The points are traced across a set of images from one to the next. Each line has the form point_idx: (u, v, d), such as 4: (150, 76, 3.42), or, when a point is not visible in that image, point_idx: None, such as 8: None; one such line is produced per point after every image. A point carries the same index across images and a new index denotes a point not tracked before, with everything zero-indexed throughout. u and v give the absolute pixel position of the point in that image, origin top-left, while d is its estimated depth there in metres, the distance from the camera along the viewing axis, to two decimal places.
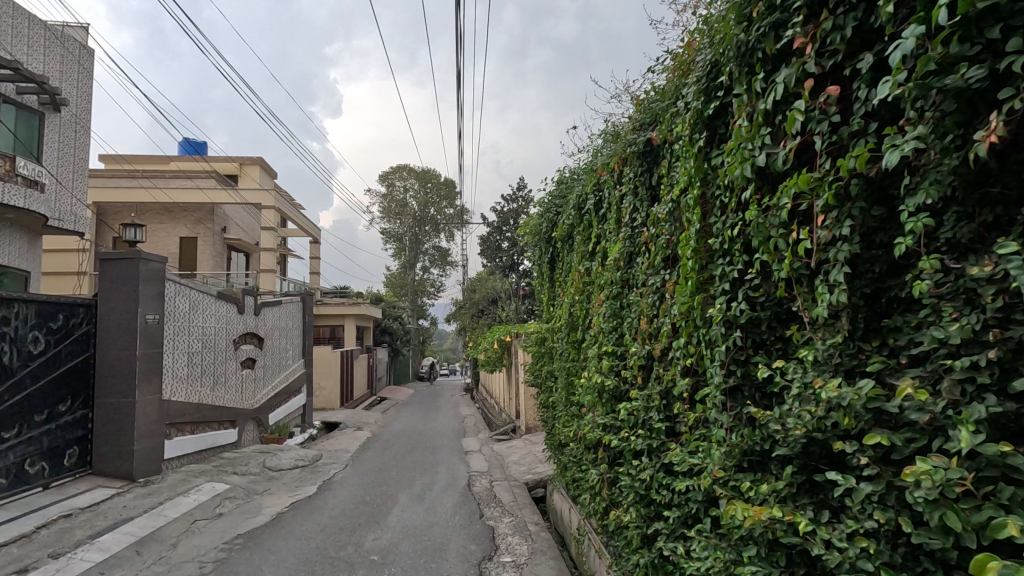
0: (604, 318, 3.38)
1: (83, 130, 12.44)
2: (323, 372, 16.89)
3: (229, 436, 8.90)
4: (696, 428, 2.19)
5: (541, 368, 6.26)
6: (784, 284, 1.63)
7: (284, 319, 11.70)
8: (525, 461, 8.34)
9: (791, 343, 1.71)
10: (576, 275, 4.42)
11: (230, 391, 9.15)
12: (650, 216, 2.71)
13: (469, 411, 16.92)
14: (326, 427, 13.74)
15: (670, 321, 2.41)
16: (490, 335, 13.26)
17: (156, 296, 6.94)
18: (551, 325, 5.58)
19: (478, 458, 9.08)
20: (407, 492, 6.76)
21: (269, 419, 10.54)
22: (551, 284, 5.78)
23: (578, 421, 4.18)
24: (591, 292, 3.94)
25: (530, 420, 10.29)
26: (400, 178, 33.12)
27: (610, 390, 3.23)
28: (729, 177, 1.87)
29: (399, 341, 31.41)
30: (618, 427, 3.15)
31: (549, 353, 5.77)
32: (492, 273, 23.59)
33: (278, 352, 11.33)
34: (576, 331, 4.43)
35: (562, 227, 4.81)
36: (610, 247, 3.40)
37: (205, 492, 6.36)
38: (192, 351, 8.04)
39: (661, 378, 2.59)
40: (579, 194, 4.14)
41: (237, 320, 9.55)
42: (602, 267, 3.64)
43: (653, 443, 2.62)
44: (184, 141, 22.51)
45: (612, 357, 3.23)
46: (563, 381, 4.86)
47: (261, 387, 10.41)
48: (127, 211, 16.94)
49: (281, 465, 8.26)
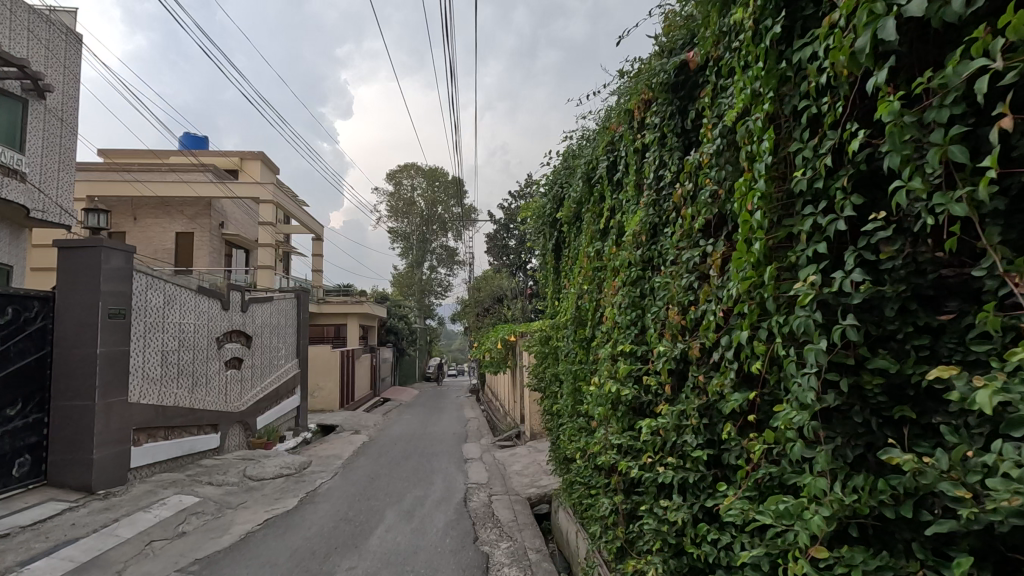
0: (619, 310, 2.68)
1: (69, 119, 11.88)
2: (321, 372, 16.28)
3: (211, 442, 8.31)
4: (762, 466, 1.48)
5: (546, 371, 5.56)
6: (958, 230, 0.95)
7: (276, 316, 11.11)
8: (528, 472, 7.62)
9: (951, 337, 1.04)
10: (584, 260, 3.73)
11: (212, 393, 8.55)
12: (687, 167, 2.01)
13: (473, 414, 16.20)
14: (322, 431, 13.11)
15: (718, 308, 1.71)
16: (494, 334, 12.54)
17: (122, 290, 6.34)
18: (555, 322, 4.88)
19: (478, 467, 8.39)
20: (395, 507, 6.10)
21: (257, 423, 9.92)
22: (557, 276, 5.07)
23: (586, 435, 3.48)
24: (602, 279, 3.25)
25: (535, 427, 9.57)
26: (408, 176, 32.58)
27: (627, 400, 2.52)
28: (834, 69, 1.17)
29: (405, 341, 30.75)
30: (638, 450, 2.44)
31: (554, 353, 5.09)
32: (499, 272, 22.78)
33: (269, 351, 10.72)
34: (585, 327, 3.73)
35: (569, 205, 4.10)
36: (628, 221, 2.70)
37: (169, 507, 5.70)
38: (167, 350, 7.44)
39: (703, 388, 1.88)
40: (589, 160, 3.43)
41: (221, 316, 8.95)
42: (617, 246, 2.94)
43: (693, 478, 1.91)
44: (186, 135, 22.09)
45: (630, 358, 2.53)
46: (568, 386, 4.16)
47: (248, 389, 9.81)
48: (124, 206, 16.82)
49: (264, 474, 7.62)
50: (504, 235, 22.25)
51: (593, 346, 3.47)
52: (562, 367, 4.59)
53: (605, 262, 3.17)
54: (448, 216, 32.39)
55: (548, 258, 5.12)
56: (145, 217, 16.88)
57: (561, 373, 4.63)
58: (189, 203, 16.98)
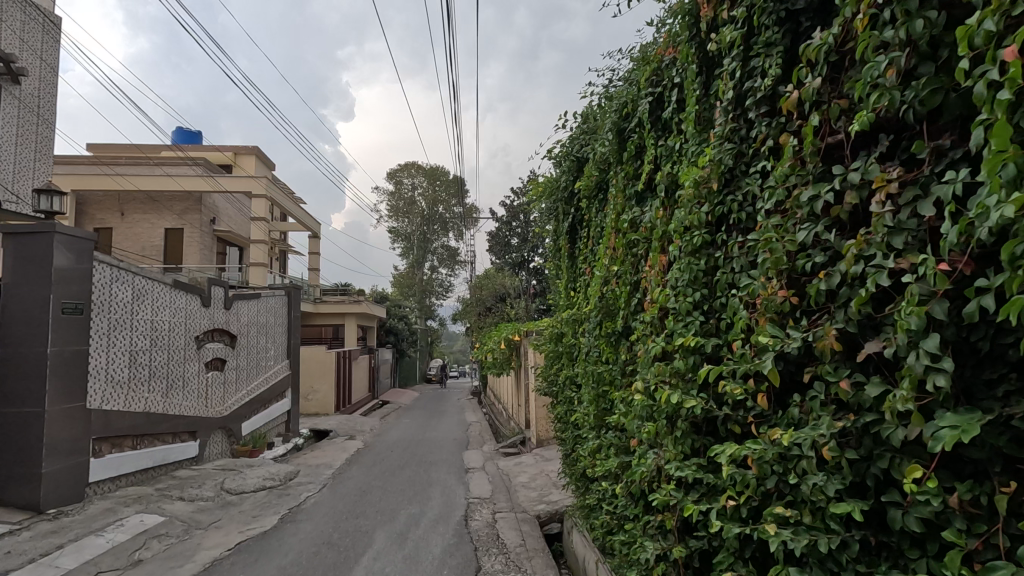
0: (675, 290, 1.97)
1: (45, 107, 11.19)
2: (316, 374, 15.55)
3: (189, 450, 7.61)
4: None
5: (558, 373, 4.86)
6: None
7: (264, 315, 10.40)
8: (536, 485, 6.87)
9: None
10: (614, 232, 3.02)
11: (191, 398, 7.87)
12: (807, 55, 1.31)
13: (474, 418, 15.44)
14: (315, 436, 12.37)
15: (901, 263, 1.02)
16: (497, 334, 11.78)
17: (77, 283, 5.64)
18: (571, 316, 4.16)
19: (480, 479, 7.65)
20: (386, 529, 5.36)
21: (241, 429, 9.21)
22: (573, 262, 4.34)
23: (622, 453, 2.75)
24: (643, 254, 2.54)
25: (542, 432, 8.84)
26: (408, 175, 31.92)
27: (688, 414, 1.81)
28: None
29: (405, 342, 30.03)
30: (711, 487, 1.72)
31: (572, 353, 4.36)
32: (501, 270, 21.99)
33: (256, 352, 10.03)
34: (615, 317, 3.02)
35: (594, 169, 3.40)
36: (686, 167, 2.00)
37: (126, 530, 4.97)
38: (136, 349, 6.73)
39: (848, 401, 1.18)
40: (622, 104, 2.72)
41: (201, 313, 8.25)
42: (665, 208, 2.24)
43: (831, 544, 1.20)
44: (180, 130, 21.48)
45: (693, 355, 1.82)
46: (590, 391, 3.43)
47: (233, 392, 9.11)
48: (110, 201, 16.15)
49: (244, 487, 6.90)
50: (506, 233, 21.42)
51: (630, 340, 2.75)
52: (582, 367, 3.87)
53: (646, 231, 2.46)
54: (449, 216, 31.67)
55: (561, 242, 4.40)
56: (133, 212, 16.19)
57: (579, 376, 3.90)
58: (178, 198, 16.31)
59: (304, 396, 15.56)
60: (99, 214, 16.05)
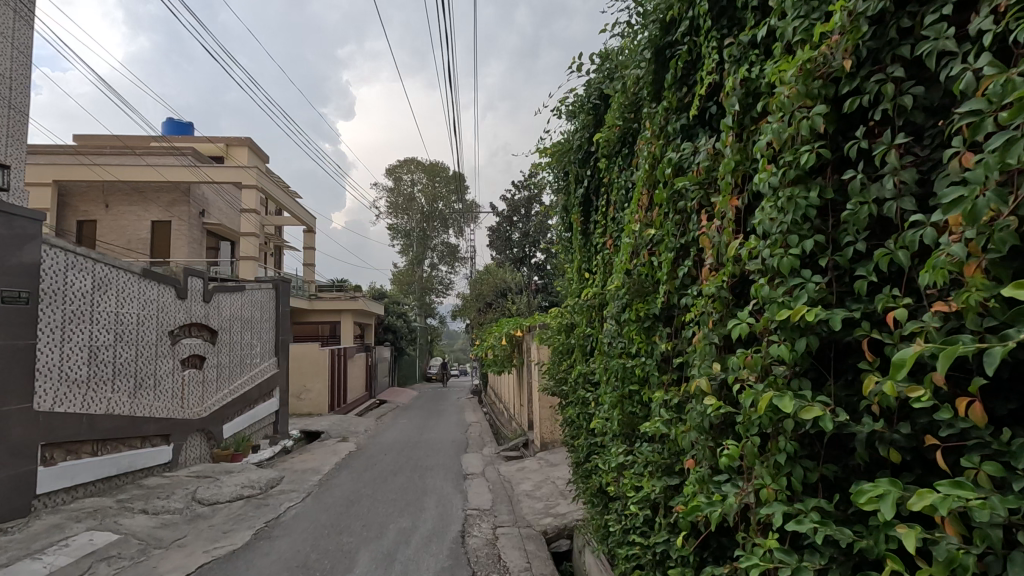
0: (768, 239, 1.32)
1: (17, 88, 10.55)
2: (309, 372, 14.90)
3: (162, 455, 6.98)
4: None
5: (569, 368, 4.21)
6: None
7: (249, 309, 9.75)
8: (541, 494, 6.21)
9: None
10: (650, 186, 2.38)
11: (164, 399, 7.22)
12: None
13: (474, 419, 14.79)
14: (305, 438, 11.72)
15: None
16: (498, 330, 11.13)
17: (18, 268, 5.02)
18: (586, 302, 3.48)
19: (479, 487, 6.98)
20: (372, 548, 4.69)
21: (223, 431, 8.56)
22: (589, 237, 3.68)
23: (662, 475, 2.08)
24: (696, 202, 1.90)
25: (546, 434, 8.18)
26: (408, 171, 31.30)
27: (801, 429, 1.15)
28: None
29: (404, 340, 29.39)
30: (850, 552, 1.06)
31: (588, 346, 3.69)
32: (502, 267, 21.30)
33: (240, 348, 9.38)
34: (649, 295, 2.37)
35: (620, 112, 2.75)
36: (784, 55, 1.34)
37: (70, 552, 4.30)
38: (97, 345, 6.07)
39: None
40: (665, 10, 2.07)
41: (175, 306, 7.59)
42: (736, 132, 1.59)
43: None
44: (170, 121, 20.85)
45: (804, 337, 1.18)
46: (616, 389, 2.77)
47: (213, 392, 8.45)
48: (94, 192, 15.46)
49: (218, 496, 6.24)
50: (507, 228, 20.68)
51: (676, 320, 2.10)
52: (601, 363, 3.20)
53: (704, 171, 1.82)
54: (449, 212, 30.98)
55: (573, 215, 3.74)
56: (117, 204, 15.52)
57: (597, 371, 3.24)
58: (165, 189, 15.66)
59: (296, 395, 14.91)
60: (82, 206, 15.39)
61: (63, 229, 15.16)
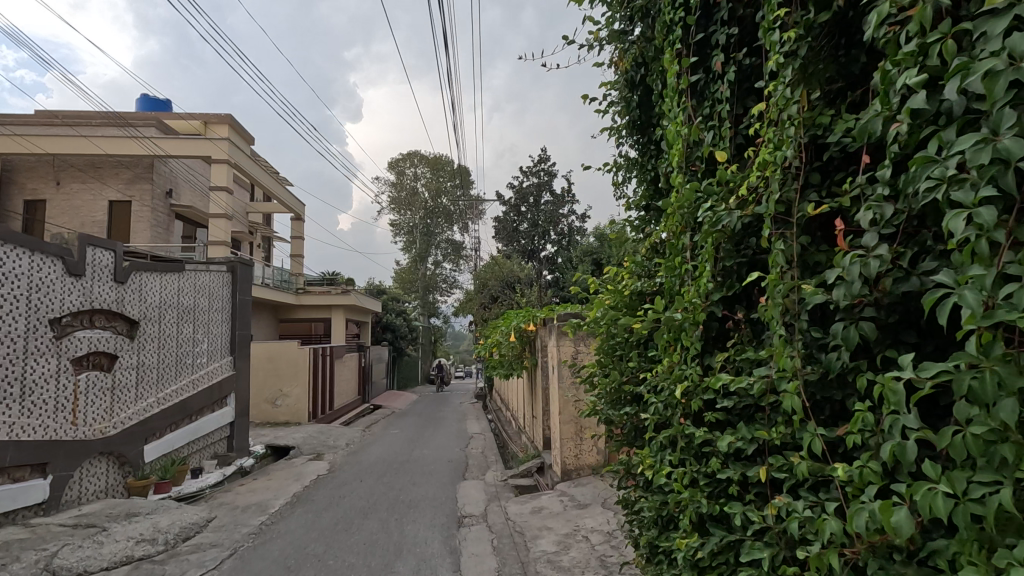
0: None
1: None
2: (287, 375, 12.84)
3: (29, 496, 4.95)
4: None
5: (649, 377, 2.17)
6: None
7: (190, 295, 7.68)
8: (570, 563, 4.10)
9: None
10: None
11: (38, 415, 5.17)
12: None
13: (478, 429, 12.72)
14: (272, 455, 9.69)
15: None
16: (504, 324, 8.98)
17: None
18: (738, 212, 1.46)
19: (479, 544, 4.86)
20: None
21: (145, 455, 6.52)
22: (745, 60, 1.64)
23: None
24: None
25: (569, 458, 6.04)
26: (410, 165, 29.46)
27: None
28: None
29: (405, 340, 27.29)
30: None
31: (759, 325, 1.63)
32: (510, 260, 19.16)
33: (176, 343, 7.32)
34: None
35: None
36: None
37: None
38: None
39: None
40: None
41: (66, 285, 5.55)
42: None
43: None
44: (145, 97, 19.00)
45: None
46: None
47: (129, 402, 6.38)
48: (44, 167, 13.54)
49: (88, 565, 4.16)
50: (514, 218, 18.68)
51: None
52: (829, 362, 1.16)
53: None
54: (452, 205, 28.92)
55: (675, 49, 1.80)
56: (70, 181, 13.57)
57: (807, 377, 1.21)
58: (125, 164, 13.66)
59: (272, 402, 12.87)
60: (31, 183, 13.48)
61: (7, 209, 13.29)
